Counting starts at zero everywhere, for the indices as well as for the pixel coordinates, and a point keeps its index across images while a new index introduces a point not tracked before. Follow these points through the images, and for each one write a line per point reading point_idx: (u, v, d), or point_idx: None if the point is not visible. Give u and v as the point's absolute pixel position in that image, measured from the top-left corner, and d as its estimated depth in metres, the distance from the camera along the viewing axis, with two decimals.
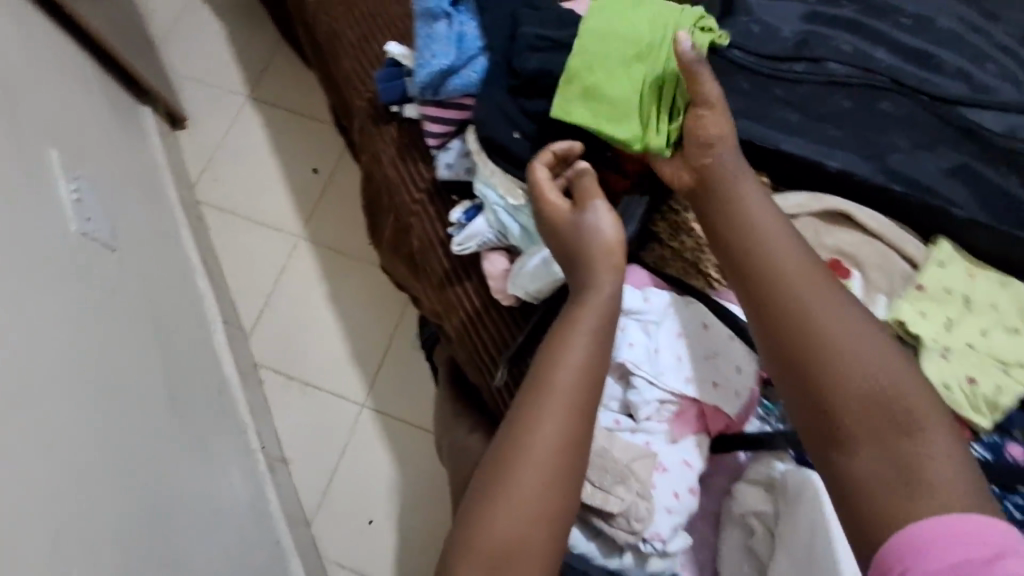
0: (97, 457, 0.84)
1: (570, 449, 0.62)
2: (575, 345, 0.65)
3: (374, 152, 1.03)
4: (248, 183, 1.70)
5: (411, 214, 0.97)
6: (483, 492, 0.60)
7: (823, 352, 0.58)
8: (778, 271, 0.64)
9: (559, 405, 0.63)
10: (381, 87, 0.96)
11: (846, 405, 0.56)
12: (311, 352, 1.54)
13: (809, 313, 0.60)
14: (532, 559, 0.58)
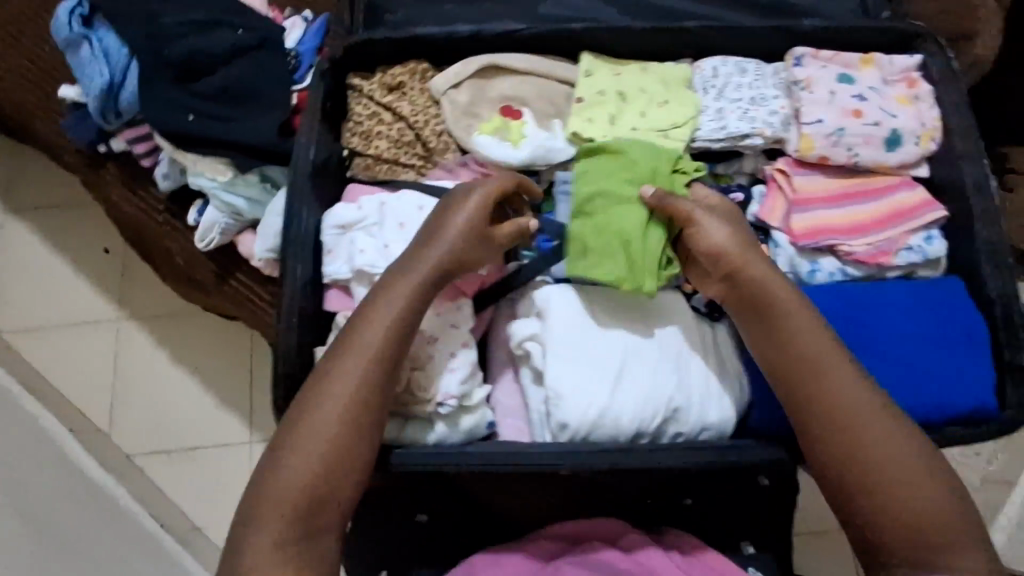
0: None
1: (366, 400, 0.63)
2: (382, 314, 0.65)
3: (108, 198, 1.02)
4: (43, 291, 1.61)
5: (165, 238, 0.98)
6: (283, 440, 0.62)
7: (828, 382, 0.62)
8: (783, 325, 0.65)
9: (362, 357, 0.64)
10: (72, 131, 0.95)
11: (846, 438, 0.61)
12: (181, 417, 1.52)
13: (824, 365, 0.63)
14: (329, 505, 0.61)
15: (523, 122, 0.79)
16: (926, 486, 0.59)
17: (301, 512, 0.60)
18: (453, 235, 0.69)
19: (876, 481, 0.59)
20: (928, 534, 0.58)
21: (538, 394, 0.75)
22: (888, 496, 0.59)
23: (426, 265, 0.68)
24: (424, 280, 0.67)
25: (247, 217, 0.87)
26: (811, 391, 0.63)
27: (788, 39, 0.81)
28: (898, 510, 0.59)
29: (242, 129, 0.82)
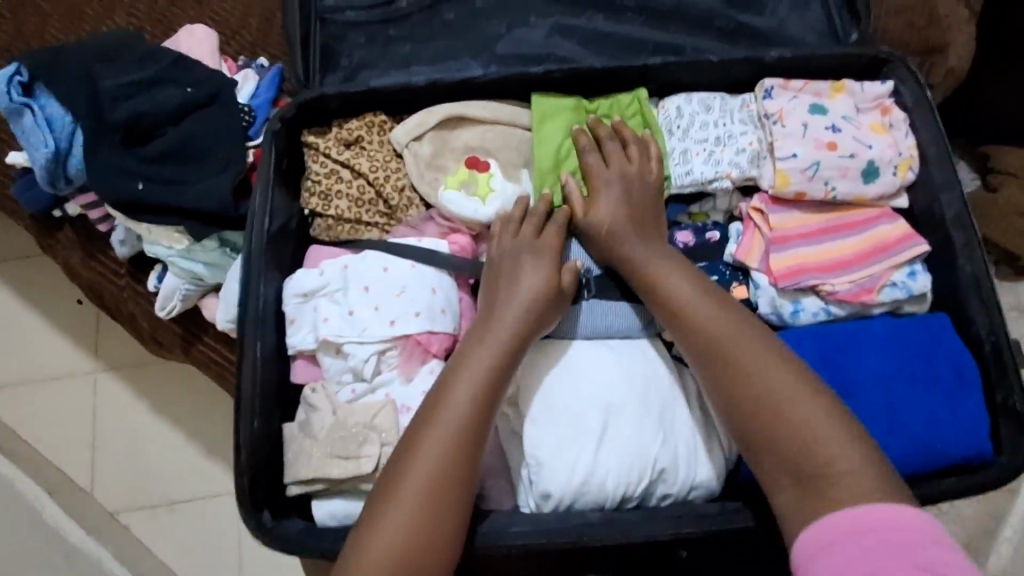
0: None
1: (460, 472, 0.60)
2: (476, 361, 0.64)
3: (64, 263, 0.98)
4: (11, 344, 1.56)
5: (127, 303, 0.94)
6: (369, 510, 0.59)
7: (753, 369, 0.58)
8: (707, 334, 0.61)
9: (448, 425, 0.61)
10: (24, 198, 0.91)
11: (731, 368, 0.59)
12: (163, 470, 1.47)
13: (740, 365, 0.59)
14: (427, 570, 0.57)
15: (492, 174, 0.78)
16: (860, 467, 0.53)
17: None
18: (524, 291, 0.68)
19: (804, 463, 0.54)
20: (821, 470, 0.54)
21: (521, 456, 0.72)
22: (775, 428, 0.56)
23: (507, 331, 0.66)
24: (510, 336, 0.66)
25: (210, 282, 0.84)
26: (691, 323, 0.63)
27: (755, 71, 0.79)
28: (794, 448, 0.55)
29: (192, 190, 0.79)
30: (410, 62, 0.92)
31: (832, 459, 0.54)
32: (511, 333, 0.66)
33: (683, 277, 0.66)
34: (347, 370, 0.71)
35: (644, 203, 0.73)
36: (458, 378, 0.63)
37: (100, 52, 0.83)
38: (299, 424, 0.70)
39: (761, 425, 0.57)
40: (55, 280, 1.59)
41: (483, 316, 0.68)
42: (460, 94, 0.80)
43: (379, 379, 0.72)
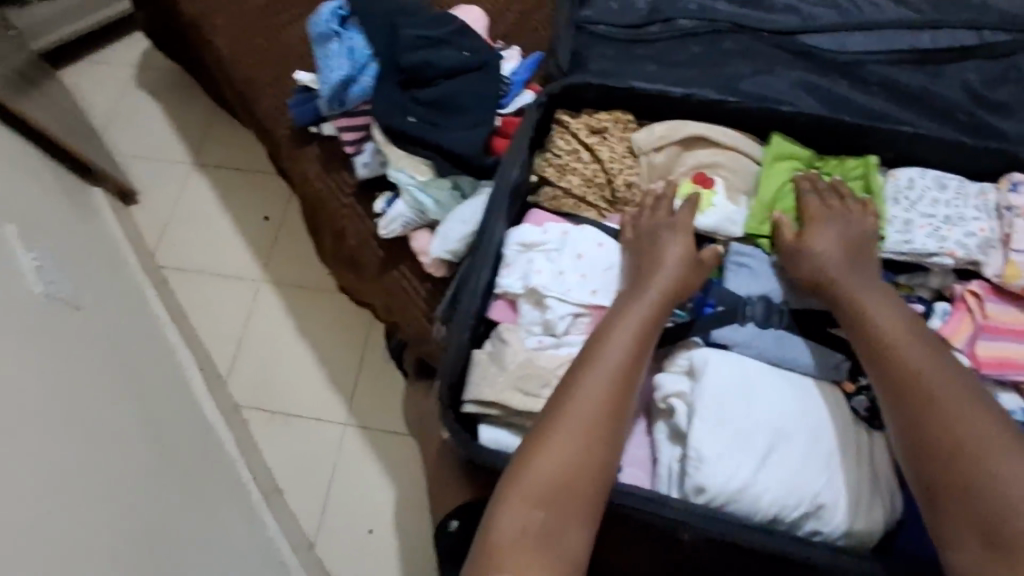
0: (64, 487, 0.90)
1: (614, 407, 0.67)
2: (631, 315, 0.71)
3: (300, 172, 1.12)
4: (202, 236, 1.78)
5: (343, 219, 1.06)
6: (538, 428, 0.67)
7: (945, 400, 0.62)
8: (902, 363, 0.65)
9: (609, 365, 0.68)
10: (295, 112, 1.07)
11: (927, 401, 0.63)
12: (287, 384, 1.61)
13: (930, 398, 0.63)
14: (577, 494, 0.63)
15: (714, 191, 0.82)
16: None
17: (553, 498, 0.63)
18: (670, 258, 0.75)
19: (989, 502, 0.57)
20: (1004, 509, 0.56)
21: (672, 451, 0.75)
22: (959, 464, 0.59)
23: (658, 289, 0.73)
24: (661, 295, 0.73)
25: (429, 217, 0.94)
26: (887, 353, 0.67)
27: (1000, 166, 0.81)
28: (977, 487, 0.58)
29: (449, 135, 0.90)
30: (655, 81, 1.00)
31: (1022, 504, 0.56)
32: (659, 292, 0.73)
33: (883, 308, 0.70)
34: (539, 322, 0.78)
35: (858, 246, 0.75)
36: (613, 332, 0.70)
37: (404, 7, 0.98)
38: (488, 353, 0.77)
39: (947, 458, 0.60)
40: (254, 195, 1.81)
41: (633, 283, 0.75)
42: (705, 114, 0.86)
43: (566, 339, 0.78)
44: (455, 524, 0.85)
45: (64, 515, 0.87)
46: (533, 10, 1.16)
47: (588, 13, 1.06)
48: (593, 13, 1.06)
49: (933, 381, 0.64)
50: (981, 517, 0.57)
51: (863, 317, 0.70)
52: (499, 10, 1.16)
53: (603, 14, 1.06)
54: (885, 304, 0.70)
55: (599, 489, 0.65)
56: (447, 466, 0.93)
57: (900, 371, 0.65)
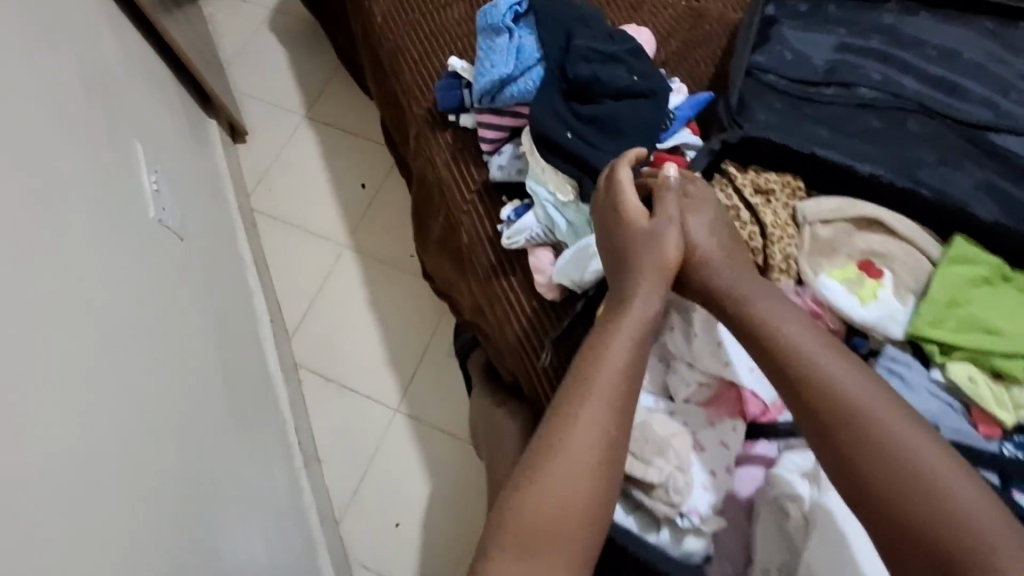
0: (150, 414, 0.90)
1: (607, 440, 0.62)
2: (626, 338, 0.67)
3: (427, 156, 1.09)
4: (298, 189, 1.78)
5: (461, 214, 1.02)
6: (528, 464, 0.62)
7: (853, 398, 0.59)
8: (799, 365, 0.62)
9: (602, 394, 0.64)
10: (440, 95, 1.04)
11: (831, 402, 0.59)
12: (347, 356, 1.59)
13: (833, 398, 0.59)
14: (574, 542, 0.59)
15: (880, 285, 0.75)
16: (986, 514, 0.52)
17: (543, 547, 0.58)
18: (649, 256, 0.70)
19: (923, 511, 0.53)
20: (958, 534, 0.52)
21: (773, 556, 0.69)
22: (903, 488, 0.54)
23: (651, 302, 0.69)
24: (649, 316, 0.68)
25: (557, 237, 0.89)
26: (786, 353, 0.63)
27: None
28: (923, 511, 0.53)
29: (604, 157, 0.85)
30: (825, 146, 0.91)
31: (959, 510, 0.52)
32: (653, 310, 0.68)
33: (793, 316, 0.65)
34: (656, 381, 0.76)
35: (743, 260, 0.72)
36: (601, 362, 0.65)
37: (581, 17, 0.95)
38: None
39: (885, 487, 0.55)
40: (356, 161, 1.81)
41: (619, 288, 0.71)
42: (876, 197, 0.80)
43: (683, 407, 0.74)
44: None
45: (151, 443, 0.88)
46: (699, 42, 1.11)
47: (762, 60, 1.00)
48: (765, 60, 1.00)
49: (834, 380, 0.60)
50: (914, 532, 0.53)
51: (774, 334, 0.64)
52: (663, 34, 1.11)
53: (776, 63, 1.00)
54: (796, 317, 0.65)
55: (592, 535, 0.60)
56: None
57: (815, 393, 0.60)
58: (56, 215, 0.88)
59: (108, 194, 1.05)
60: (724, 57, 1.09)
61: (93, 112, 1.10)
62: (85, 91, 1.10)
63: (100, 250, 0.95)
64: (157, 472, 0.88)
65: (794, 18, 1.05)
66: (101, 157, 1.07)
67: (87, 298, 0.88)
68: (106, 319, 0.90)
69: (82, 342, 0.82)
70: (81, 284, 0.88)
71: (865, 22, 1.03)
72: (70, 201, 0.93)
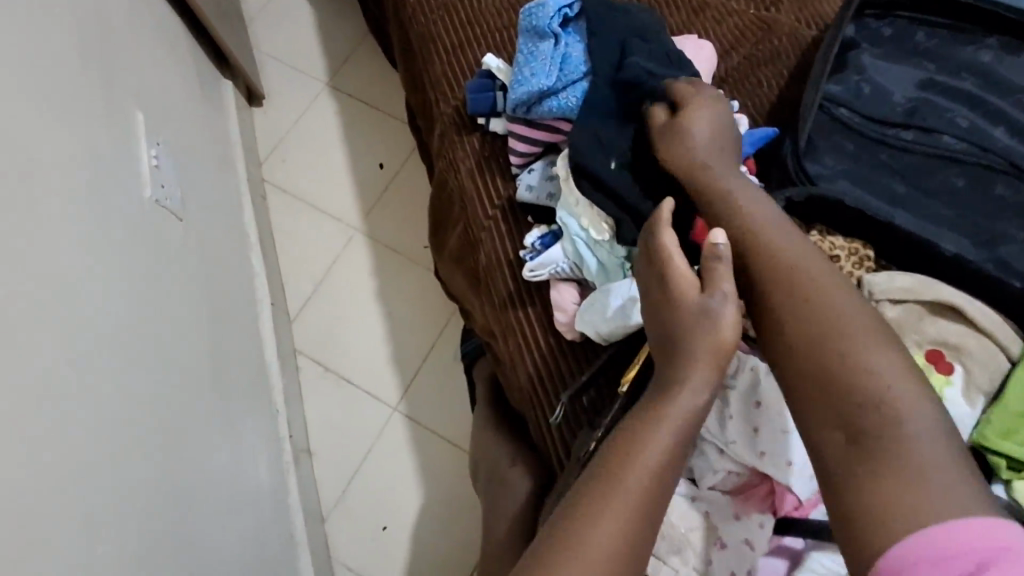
0: (102, 425, 0.84)
1: (622, 563, 0.53)
2: (658, 440, 0.58)
3: (451, 160, 1.01)
4: (313, 163, 1.69)
5: (482, 231, 0.94)
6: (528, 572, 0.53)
7: (823, 292, 0.60)
8: (771, 256, 0.63)
9: (624, 506, 0.55)
10: (471, 97, 0.95)
11: (795, 290, 0.60)
12: (349, 346, 1.53)
13: (797, 287, 0.60)
14: None
15: (949, 382, 0.67)
16: (923, 412, 0.52)
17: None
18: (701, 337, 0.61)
19: (858, 394, 0.54)
20: (880, 410, 0.53)
21: None
22: (861, 404, 0.53)
23: (692, 397, 0.60)
24: (686, 417, 0.59)
25: (584, 275, 0.81)
26: (764, 247, 0.64)
27: None
28: (852, 390, 0.54)
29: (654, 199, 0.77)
30: (898, 202, 0.82)
31: (887, 395, 0.53)
32: (692, 408, 0.59)
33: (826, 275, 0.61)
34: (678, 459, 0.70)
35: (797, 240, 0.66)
36: (637, 465, 0.57)
37: (638, 27, 0.85)
38: None
39: (861, 415, 0.53)
40: (376, 138, 1.70)
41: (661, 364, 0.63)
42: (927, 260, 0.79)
43: (705, 493, 0.67)
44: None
45: (104, 456, 0.83)
46: (765, 60, 0.99)
47: (836, 90, 0.89)
48: (840, 90, 0.89)
49: (805, 272, 0.61)
50: (841, 413, 0.54)
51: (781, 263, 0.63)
52: (725, 47, 1.00)
53: (852, 96, 0.88)
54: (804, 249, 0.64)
55: None
56: None
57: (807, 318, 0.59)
58: (23, 203, 0.80)
59: (94, 169, 0.97)
60: (791, 79, 0.97)
61: (87, 75, 1.01)
62: (80, 53, 1.01)
63: (70, 241, 0.88)
64: (105, 494, 0.82)
65: (877, 43, 0.93)
66: (91, 128, 0.99)
67: (47, 297, 0.81)
68: (65, 324, 0.82)
69: (32, 348, 0.76)
70: (44, 282, 0.81)
71: (957, 57, 0.90)
72: (45, 180, 0.85)
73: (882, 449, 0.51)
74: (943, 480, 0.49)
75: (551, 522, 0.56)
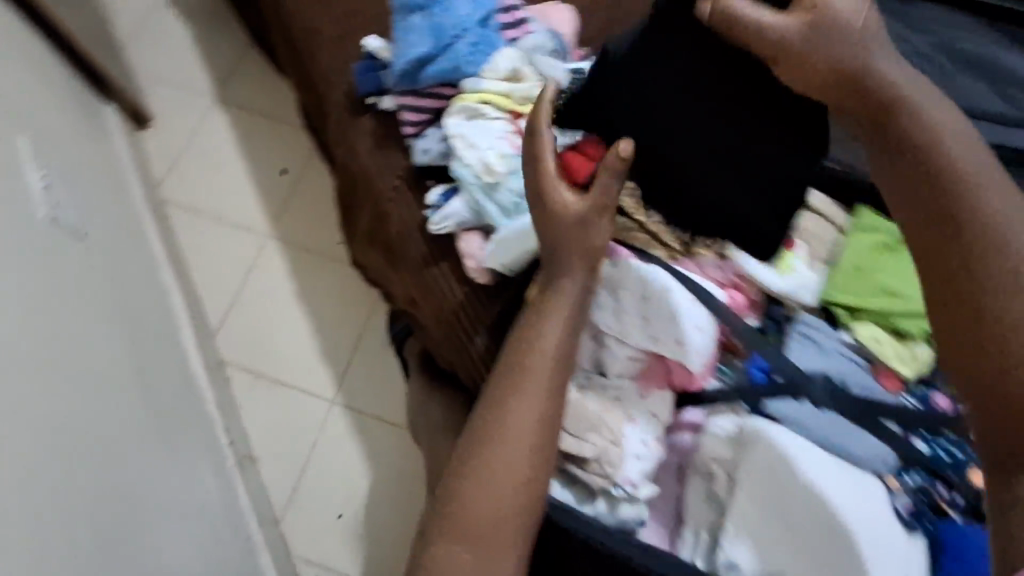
0: (30, 439, 0.84)
1: (538, 430, 0.65)
2: (552, 324, 0.70)
3: (349, 142, 1.06)
4: (213, 177, 1.69)
5: (388, 202, 1.00)
6: (463, 454, 0.65)
7: (988, 190, 0.63)
8: (943, 156, 0.65)
9: (533, 385, 0.67)
10: (359, 79, 1.01)
11: (954, 188, 0.64)
12: (277, 349, 1.54)
13: (955, 185, 0.64)
14: (505, 529, 0.62)
15: (795, 255, 0.83)
16: None
17: (489, 534, 0.61)
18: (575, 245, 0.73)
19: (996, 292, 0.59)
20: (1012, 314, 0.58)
21: (703, 512, 0.73)
22: (1003, 304, 0.59)
23: (573, 286, 0.72)
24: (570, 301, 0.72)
25: (485, 220, 0.89)
26: (943, 154, 0.65)
27: None
28: (976, 287, 0.60)
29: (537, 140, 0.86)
30: None
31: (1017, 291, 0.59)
32: (576, 290, 0.72)
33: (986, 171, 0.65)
34: (587, 359, 0.78)
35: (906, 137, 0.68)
36: (536, 349, 0.68)
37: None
38: None
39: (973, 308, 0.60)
40: (275, 145, 1.72)
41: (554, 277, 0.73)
42: None
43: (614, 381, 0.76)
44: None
45: (35, 468, 0.82)
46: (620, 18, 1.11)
47: None
48: None
49: (971, 169, 0.64)
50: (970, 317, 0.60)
51: (962, 163, 0.65)
52: None
53: None
54: (974, 147, 0.66)
55: (523, 526, 0.63)
56: None
57: (976, 224, 0.61)
58: None
59: None
60: None
61: None
62: None
63: None
64: (42, 506, 0.81)
65: None
66: None
67: None
68: None
69: None
70: None
71: None
72: None
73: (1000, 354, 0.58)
74: None
75: (474, 418, 0.67)
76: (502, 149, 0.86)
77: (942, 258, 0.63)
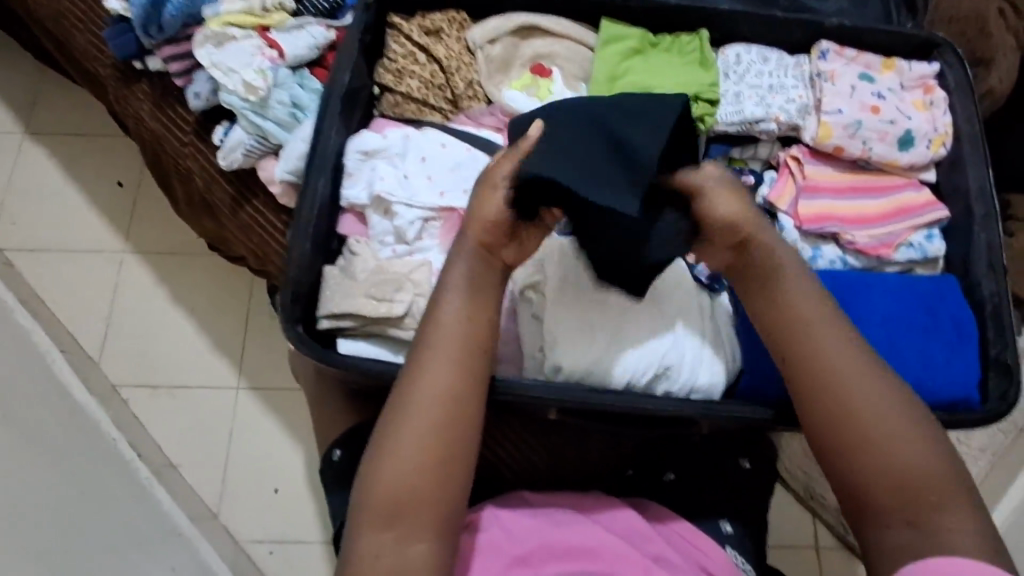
0: None
1: (452, 400, 0.64)
2: (458, 284, 0.67)
3: (134, 114, 1.03)
4: (48, 212, 1.61)
5: (186, 158, 0.98)
6: (379, 434, 0.63)
7: (836, 353, 0.63)
8: (804, 332, 0.65)
9: (445, 355, 0.65)
10: (113, 44, 0.97)
11: (816, 363, 0.63)
12: (167, 357, 1.51)
13: (810, 357, 0.64)
14: (423, 505, 0.61)
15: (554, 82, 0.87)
16: (904, 449, 0.59)
17: (400, 514, 0.60)
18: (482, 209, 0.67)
19: (849, 420, 0.61)
20: (865, 435, 0.60)
21: (533, 333, 0.77)
22: (838, 431, 0.61)
23: (473, 245, 0.68)
24: (476, 261, 0.68)
25: (275, 142, 0.88)
26: (797, 327, 0.65)
27: (814, 34, 0.89)
28: (839, 431, 0.61)
29: (295, 48, 0.89)
30: None
31: (874, 427, 0.60)
32: (476, 248, 0.68)
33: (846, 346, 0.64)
34: (390, 233, 0.78)
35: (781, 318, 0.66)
36: (440, 320, 0.66)
37: None
38: (339, 268, 0.76)
39: (840, 433, 0.61)
40: (104, 159, 1.65)
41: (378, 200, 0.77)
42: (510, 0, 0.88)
43: (419, 246, 0.78)
44: (338, 453, 0.84)
45: None
46: None
47: None
48: None
49: (833, 353, 0.63)
50: (835, 440, 0.61)
51: (826, 343, 0.64)
52: None
53: None
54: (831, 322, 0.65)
55: (449, 500, 0.62)
56: (319, 398, 0.90)
57: (820, 386, 0.63)
58: None
59: None
60: None
61: None
62: None
63: None
64: None
65: None
66: None
67: None
68: None
69: None
70: None
71: None
72: None
73: (864, 464, 0.60)
74: (908, 496, 0.58)
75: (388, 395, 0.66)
76: (261, 65, 0.87)
77: (808, 398, 0.63)
